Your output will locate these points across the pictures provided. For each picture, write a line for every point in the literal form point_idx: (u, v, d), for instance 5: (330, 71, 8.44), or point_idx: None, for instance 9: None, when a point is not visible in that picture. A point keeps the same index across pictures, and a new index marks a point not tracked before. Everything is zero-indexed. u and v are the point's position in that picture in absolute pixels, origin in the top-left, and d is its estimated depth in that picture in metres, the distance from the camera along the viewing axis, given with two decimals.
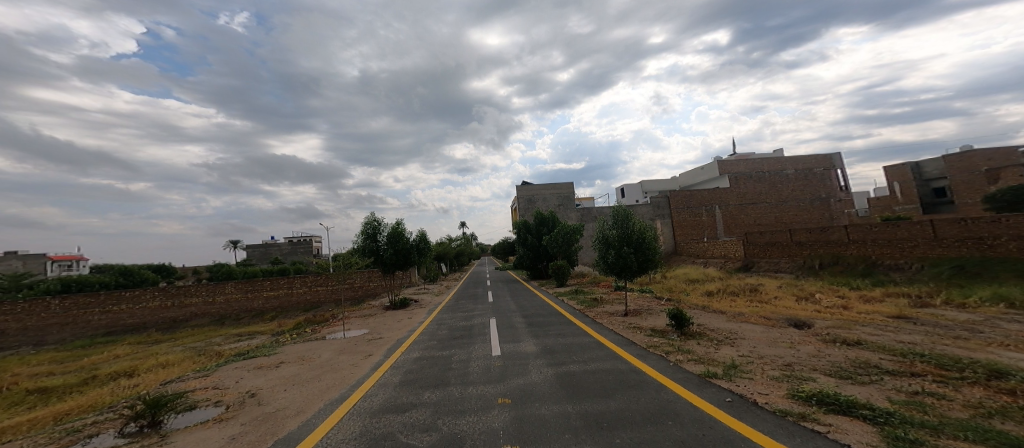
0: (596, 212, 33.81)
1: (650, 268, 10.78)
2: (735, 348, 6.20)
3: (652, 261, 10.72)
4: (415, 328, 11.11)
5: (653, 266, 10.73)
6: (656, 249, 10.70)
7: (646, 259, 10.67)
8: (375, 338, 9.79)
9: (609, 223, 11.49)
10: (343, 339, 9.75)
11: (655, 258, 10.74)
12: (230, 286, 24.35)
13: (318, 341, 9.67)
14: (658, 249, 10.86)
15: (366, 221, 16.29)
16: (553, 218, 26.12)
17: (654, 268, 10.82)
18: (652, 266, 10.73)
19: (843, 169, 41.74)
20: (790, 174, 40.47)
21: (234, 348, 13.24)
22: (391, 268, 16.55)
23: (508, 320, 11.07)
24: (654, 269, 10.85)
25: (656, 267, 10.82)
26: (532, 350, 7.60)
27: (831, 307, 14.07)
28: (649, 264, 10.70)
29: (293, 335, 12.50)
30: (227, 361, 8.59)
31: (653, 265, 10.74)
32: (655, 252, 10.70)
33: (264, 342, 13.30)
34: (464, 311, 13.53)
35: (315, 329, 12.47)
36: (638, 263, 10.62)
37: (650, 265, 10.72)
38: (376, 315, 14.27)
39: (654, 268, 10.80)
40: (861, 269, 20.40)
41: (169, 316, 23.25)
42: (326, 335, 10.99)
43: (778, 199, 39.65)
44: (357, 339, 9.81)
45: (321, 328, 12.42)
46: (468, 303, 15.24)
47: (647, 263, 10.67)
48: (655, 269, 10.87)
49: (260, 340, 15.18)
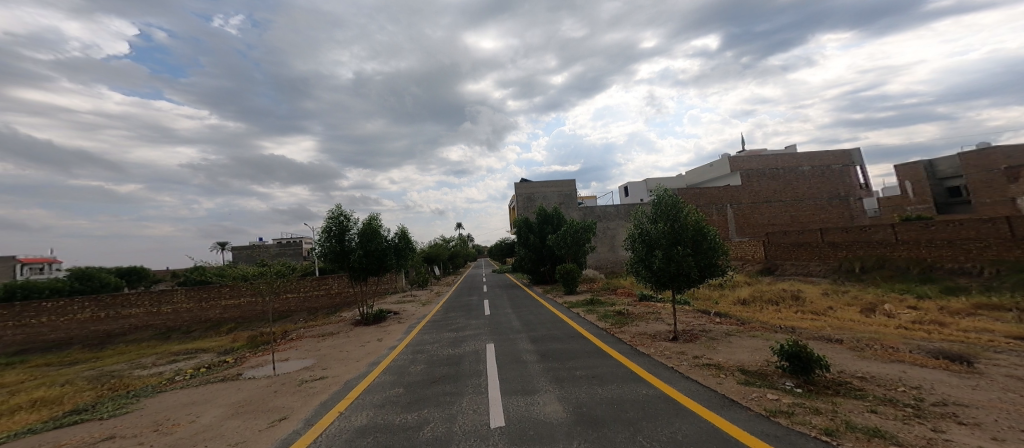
0: (600, 209, 30.56)
1: (713, 274, 7.64)
2: (990, 436, 3.07)
3: (715, 265, 7.60)
4: (379, 358, 7.90)
5: (716, 270, 7.61)
6: (721, 247, 7.56)
7: (708, 262, 7.51)
8: (310, 380, 6.53)
9: (647, 215, 8.29)
10: (260, 384, 6.53)
11: (719, 260, 7.61)
12: (179, 294, 20.74)
13: (218, 388, 6.43)
14: (723, 250, 7.70)
15: (331, 215, 12.84)
16: (556, 215, 22.94)
17: (719, 275, 7.67)
18: (715, 270, 7.61)
19: (863, 165, 39.06)
20: (806, 172, 37.76)
21: (145, 380, 10.07)
22: (361, 273, 13.25)
23: (512, 348, 7.94)
24: (718, 274, 7.69)
25: (722, 272, 7.66)
26: (558, 419, 4.41)
27: (919, 324, 11.07)
28: (711, 269, 7.58)
29: (213, 366, 9.23)
30: (40, 427, 5.43)
31: (718, 268, 7.61)
32: (721, 252, 7.56)
33: (180, 372, 10.08)
34: (452, 329, 10.35)
35: (247, 356, 9.23)
36: (698, 269, 7.44)
37: (713, 272, 7.61)
38: (338, 334, 11.00)
39: (719, 274, 7.65)
40: (918, 274, 17.63)
41: (104, 330, 19.76)
42: (247, 369, 7.78)
43: (794, 198, 36.88)
44: (284, 382, 6.58)
45: (253, 355, 9.19)
46: (458, 317, 12.02)
47: (708, 268, 7.53)
48: (720, 276, 7.73)
49: (190, 365, 11.91)
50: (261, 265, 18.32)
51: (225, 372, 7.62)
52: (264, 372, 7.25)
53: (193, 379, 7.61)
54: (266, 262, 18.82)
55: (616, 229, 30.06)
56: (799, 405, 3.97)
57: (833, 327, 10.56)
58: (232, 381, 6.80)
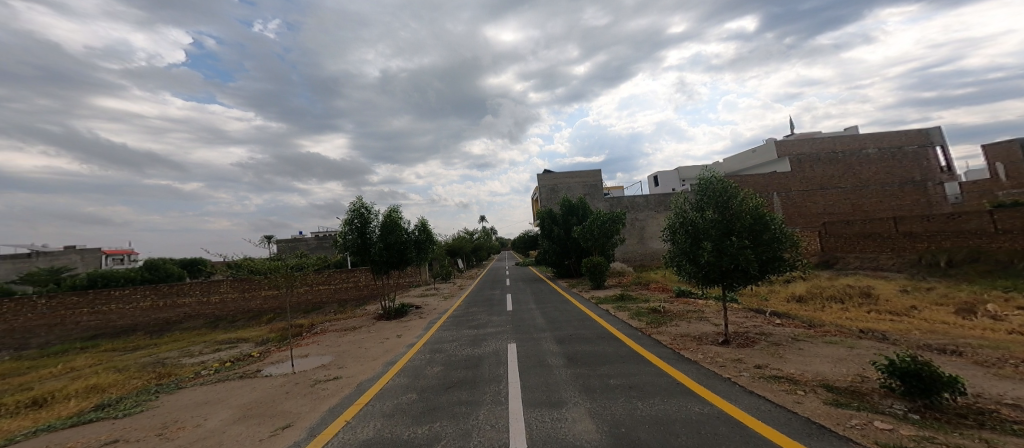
0: (629, 200, 28.92)
1: (776, 270, 6.46)
2: None
3: (779, 259, 6.42)
4: (396, 358, 7.44)
5: (780, 266, 6.42)
6: (786, 236, 6.37)
7: (771, 256, 6.33)
8: (323, 382, 6.12)
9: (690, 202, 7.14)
10: (273, 384, 6.18)
11: (785, 252, 6.42)
12: (225, 284, 21.70)
13: (231, 387, 6.13)
14: (789, 240, 6.49)
15: (352, 207, 12.58)
16: (584, 206, 21.85)
17: (783, 272, 6.47)
18: (779, 266, 6.43)
19: (943, 146, 34.57)
20: (872, 154, 33.88)
21: (182, 369, 10.30)
22: (383, 267, 12.97)
23: (536, 350, 7.20)
24: (782, 271, 6.50)
25: (787, 267, 6.46)
26: (594, 442, 3.60)
27: None
28: (773, 265, 6.40)
29: (241, 360, 9.18)
30: (54, 425, 5.25)
31: (782, 264, 6.42)
32: (786, 242, 6.37)
33: (213, 363, 10.21)
34: (473, 326, 9.80)
35: (270, 351, 9.09)
36: (758, 264, 6.28)
37: (776, 268, 6.44)
38: (359, 329, 10.70)
39: (783, 270, 6.45)
40: (1023, 268, 15.10)
41: (161, 318, 21.04)
42: (265, 367, 7.53)
43: (856, 184, 33.23)
44: (297, 383, 6.22)
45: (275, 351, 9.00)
46: (480, 312, 11.43)
47: (770, 263, 6.36)
48: (784, 273, 6.52)
49: (232, 354, 12.23)
50: (299, 257, 18.74)
51: (244, 369, 7.37)
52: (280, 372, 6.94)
53: (215, 374, 7.43)
54: (305, 255, 19.16)
55: (645, 220, 28.33)
56: (933, 441, 2.89)
57: (917, 331, 8.95)
58: (246, 380, 6.53)
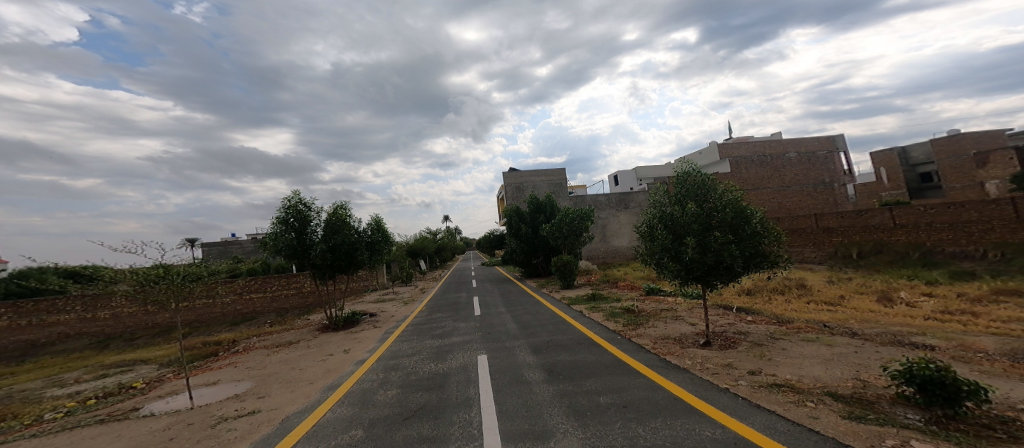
0: (592, 198, 29.18)
1: (758, 266, 6.22)
2: None
3: (761, 255, 6.17)
4: (338, 382, 6.22)
5: (762, 261, 6.17)
6: (768, 231, 6.15)
7: (754, 251, 6.06)
8: (228, 423, 4.80)
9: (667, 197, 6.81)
10: (149, 429, 4.79)
11: (767, 248, 6.21)
12: (118, 298, 18.47)
13: (86, 436, 4.65)
14: (771, 236, 6.26)
15: (288, 203, 10.85)
16: (550, 203, 21.46)
17: (765, 268, 6.23)
18: (761, 262, 6.18)
19: (846, 151, 39.01)
20: (793, 158, 37.35)
21: (53, 403, 8.24)
22: (326, 271, 11.40)
23: (508, 362, 6.46)
24: (763, 266, 6.27)
25: (769, 263, 6.21)
26: None
27: (947, 314, 10.20)
28: (756, 261, 6.15)
29: (104, 396, 7.27)
30: None
31: (765, 259, 6.18)
32: (768, 237, 6.15)
33: (105, 391, 8.27)
34: (435, 335, 8.82)
35: (162, 383, 7.37)
36: (742, 260, 6.00)
37: (758, 264, 6.19)
38: (296, 343, 9.20)
39: (765, 265, 6.21)
40: (918, 259, 17.17)
41: (24, 340, 17.29)
42: (149, 403, 5.96)
43: (780, 185, 36.48)
44: (190, 425, 4.83)
45: (170, 380, 7.33)
46: (443, 319, 10.43)
47: (753, 259, 6.09)
48: (766, 269, 6.29)
49: (136, 377, 10.21)
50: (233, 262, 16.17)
51: (111, 410, 5.83)
52: (165, 411, 5.48)
53: (67, 418, 5.81)
54: (239, 260, 16.66)
55: (607, 219, 28.69)
56: None
57: (852, 319, 9.53)
58: (113, 426, 5.05)
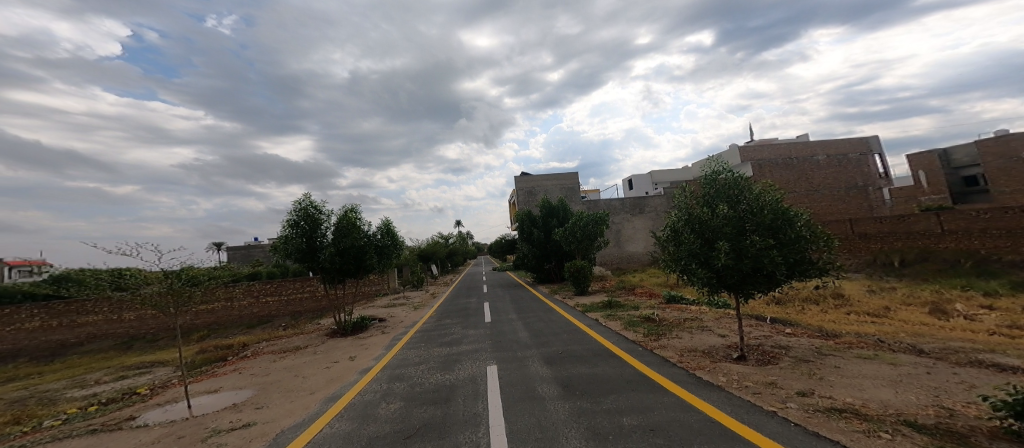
0: (604, 203, 28.39)
1: (803, 274, 5.51)
2: None
3: (806, 262, 5.47)
4: (340, 392, 5.82)
5: (809, 268, 5.47)
6: (814, 234, 5.43)
7: (799, 257, 5.37)
8: (220, 437, 4.45)
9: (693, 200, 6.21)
10: (138, 442, 4.48)
11: (812, 253, 5.48)
12: None
13: None
14: (818, 239, 5.51)
15: (298, 206, 10.68)
16: (563, 207, 20.86)
17: (811, 276, 5.52)
18: (807, 269, 5.47)
19: (881, 154, 36.99)
20: (822, 161, 35.67)
21: (69, 404, 8.19)
22: (336, 276, 11.19)
23: (519, 374, 5.94)
24: (809, 274, 5.56)
25: (816, 271, 5.50)
26: None
27: (1013, 329, 9.16)
28: (801, 268, 5.45)
29: (107, 402, 7.08)
30: None
31: (811, 266, 5.47)
32: (815, 240, 5.42)
33: (119, 393, 8.17)
34: (443, 343, 8.39)
35: (165, 389, 7.17)
36: (785, 267, 5.31)
37: (803, 271, 5.48)
38: (303, 349, 8.91)
39: (812, 273, 5.50)
40: (971, 268, 15.79)
41: (55, 340, 17.70)
42: (148, 412, 5.67)
43: (809, 189, 34.83)
44: (181, 439, 4.49)
45: (173, 387, 7.12)
46: (452, 325, 10.02)
47: (798, 266, 5.40)
48: (812, 277, 5.57)
49: (150, 380, 10.15)
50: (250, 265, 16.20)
51: (107, 419, 5.57)
52: (160, 422, 5.19)
53: (64, 426, 5.60)
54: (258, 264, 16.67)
55: (621, 223, 27.84)
56: None
57: (900, 333, 8.59)
58: (104, 437, 4.78)
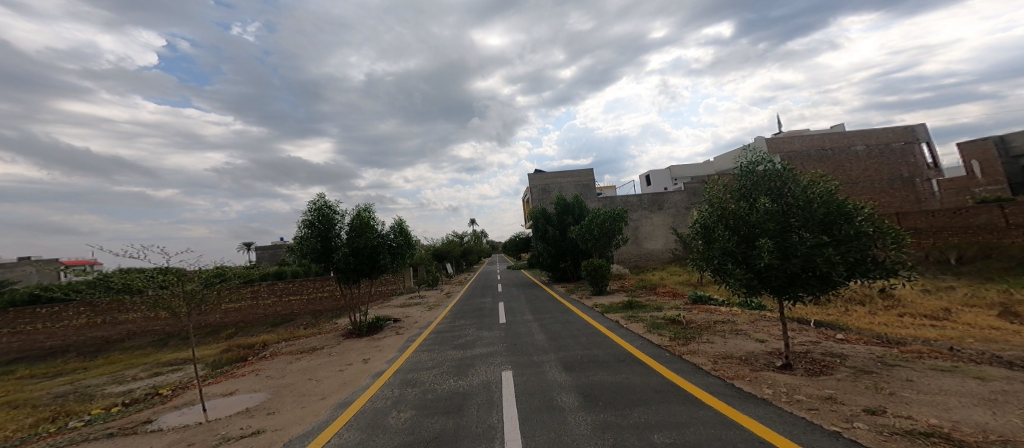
0: (621, 200, 27.50)
1: (865, 275, 4.74)
2: None
3: (868, 261, 4.70)
4: (353, 398, 5.55)
5: (872, 269, 4.69)
6: (877, 229, 4.67)
7: (860, 256, 4.60)
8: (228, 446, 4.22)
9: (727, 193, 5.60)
10: None
11: (875, 250, 4.70)
12: None
13: None
14: (883, 235, 4.70)
15: (313, 207, 10.60)
16: (579, 205, 20.20)
17: (874, 278, 4.74)
18: (870, 269, 4.69)
19: (929, 143, 34.39)
20: (862, 152, 33.50)
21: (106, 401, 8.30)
22: (351, 276, 11.09)
23: (535, 380, 5.54)
24: (872, 275, 4.77)
25: (880, 271, 4.70)
26: None
27: None
28: (862, 268, 4.68)
29: (131, 402, 7.04)
30: None
31: (874, 266, 4.69)
32: (878, 235, 4.65)
33: (151, 390, 8.23)
34: (457, 344, 8.07)
35: (184, 390, 7.11)
36: (845, 267, 4.56)
37: (865, 272, 4.71)
38: (319, 350, 8.76)
39: (875, 275, 4.71)
40: None
41: (99, 336, 18.50)
42: (163, 415, 5.55)
43: (847, 181, 32.75)
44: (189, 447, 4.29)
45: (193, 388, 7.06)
46: (468, 326, 9.71)
47: (859, 266, 4.63)
48: (875, 278, 4.79)
49: (178, 378, 10.30)
50: None
51: (125, 421, 5.48)
52: (173, 426, 5.04)
53: (85, 428, 5.54)
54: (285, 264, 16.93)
55: (638, 220, 26.80)
56: None
57: (965, 338, 7.61)
58: (117, 442, 4.65)
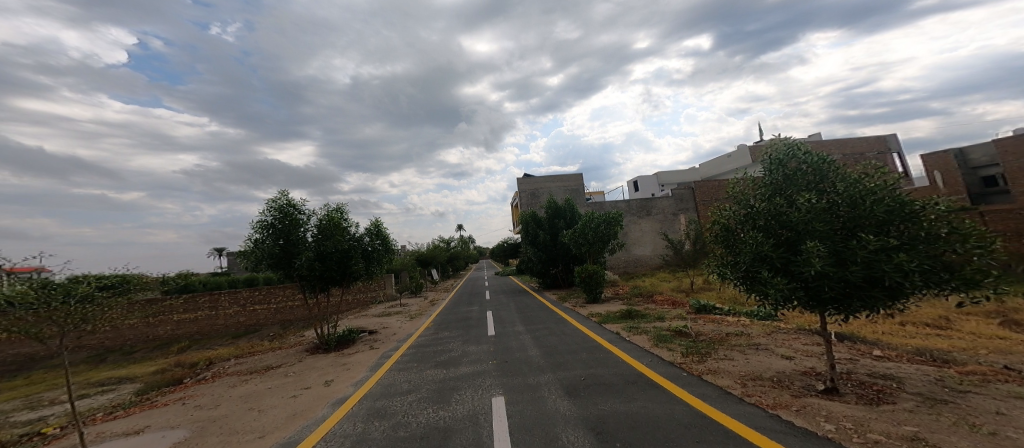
0: (611, 204, 26.90)
1: (938, 286, 3.89)
2: None
3: (942, 267, 3.87)
4: (298, 436, 4.36)
5: (946, 278, 3.84)
6: (950, 228, 3.86)
7: (934, 262, 3.78)
8: None
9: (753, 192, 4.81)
10: None
11: (950, 256, 3.88)
12: None
13: None
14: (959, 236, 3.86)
15: (272, 205, 9.30)
16: (572, 208, 19.46)
17: (950, 290, 3.88)
18: (944, 279, 3.85)
19: (899, 153, 35.47)
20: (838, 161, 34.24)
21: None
22: (315, 284, 9.84)
23: (531, 410, 4.53)
24: (945, 286, 3.92)
25: (958, 282, 3.85)
26: None
27: None
28: (935, 277, 3.84)
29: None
30: None
31: (950, 274, 3.86)
32: (953, 236, 3.83)
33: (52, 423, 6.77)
34: (438, 361, 6.99)
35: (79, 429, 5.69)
36: (917, 275, 3.72)
37: (939, 282, 3.86)
38: (272, 370, 7.48)
39: (951, 285, 3.86)
40: None
41: (22, 353, 16.36)
42: None
43: None
44: None
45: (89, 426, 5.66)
46: (452, 339, 8.63)
47: (932, 274, 3.81)
48: (949, 290, 3.93)
49: (99, 403, 8.74)
50: None
51: None
52: None
53: None
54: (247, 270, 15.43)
55: (629, 225, 26.34)
56: None
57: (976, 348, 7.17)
58: None
